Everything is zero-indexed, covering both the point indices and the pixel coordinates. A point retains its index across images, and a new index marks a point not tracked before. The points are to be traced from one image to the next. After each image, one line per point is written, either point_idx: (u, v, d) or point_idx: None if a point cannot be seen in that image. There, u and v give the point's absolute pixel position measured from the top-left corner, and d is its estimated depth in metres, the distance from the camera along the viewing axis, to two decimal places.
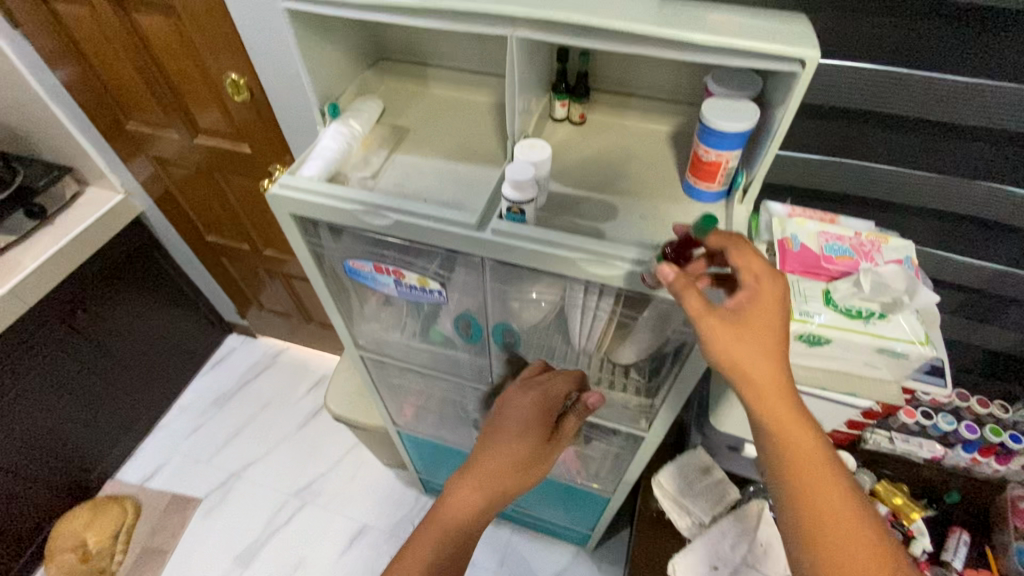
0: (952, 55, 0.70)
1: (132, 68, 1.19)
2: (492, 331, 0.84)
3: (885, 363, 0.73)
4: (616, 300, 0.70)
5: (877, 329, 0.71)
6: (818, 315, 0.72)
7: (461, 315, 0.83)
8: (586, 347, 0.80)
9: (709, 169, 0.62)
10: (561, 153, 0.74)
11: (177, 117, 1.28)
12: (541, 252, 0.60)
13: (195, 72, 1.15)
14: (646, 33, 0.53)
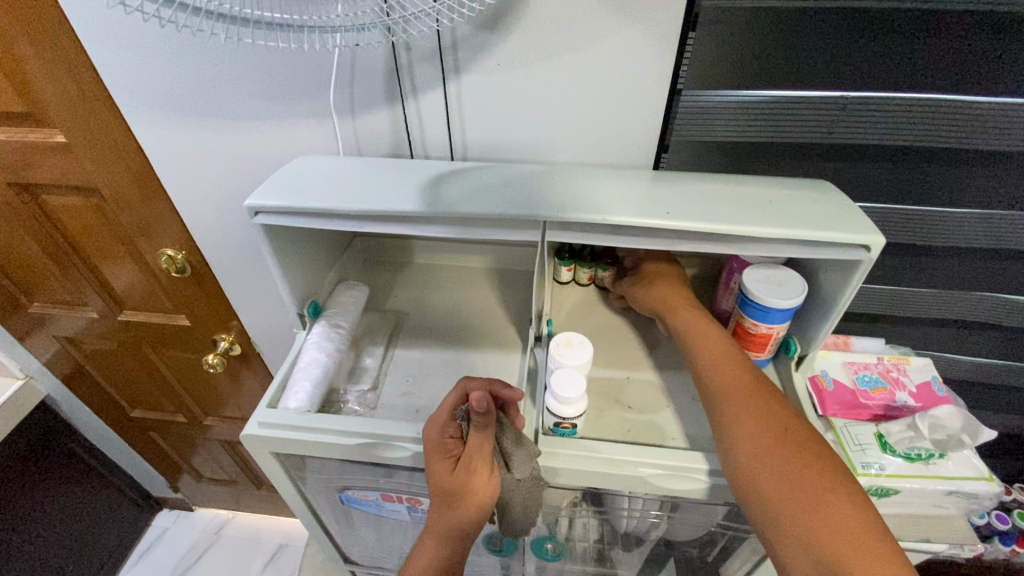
0: (953, 191, 0.70)
1: (36, 251, 0.95)
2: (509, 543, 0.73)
3: (953, 502, 0.69)
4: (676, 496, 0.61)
5: (942, 470, 0.67)
6: (880, 464, 0.67)
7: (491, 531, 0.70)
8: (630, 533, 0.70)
9: (759, 341, 0.58)
10: (580, 325, 0.67)
11: (95, 294, 1.04)
12: (605, 473, 0.51)
13: (122, 250, 0.95)
14: (687, 229, 0.49)
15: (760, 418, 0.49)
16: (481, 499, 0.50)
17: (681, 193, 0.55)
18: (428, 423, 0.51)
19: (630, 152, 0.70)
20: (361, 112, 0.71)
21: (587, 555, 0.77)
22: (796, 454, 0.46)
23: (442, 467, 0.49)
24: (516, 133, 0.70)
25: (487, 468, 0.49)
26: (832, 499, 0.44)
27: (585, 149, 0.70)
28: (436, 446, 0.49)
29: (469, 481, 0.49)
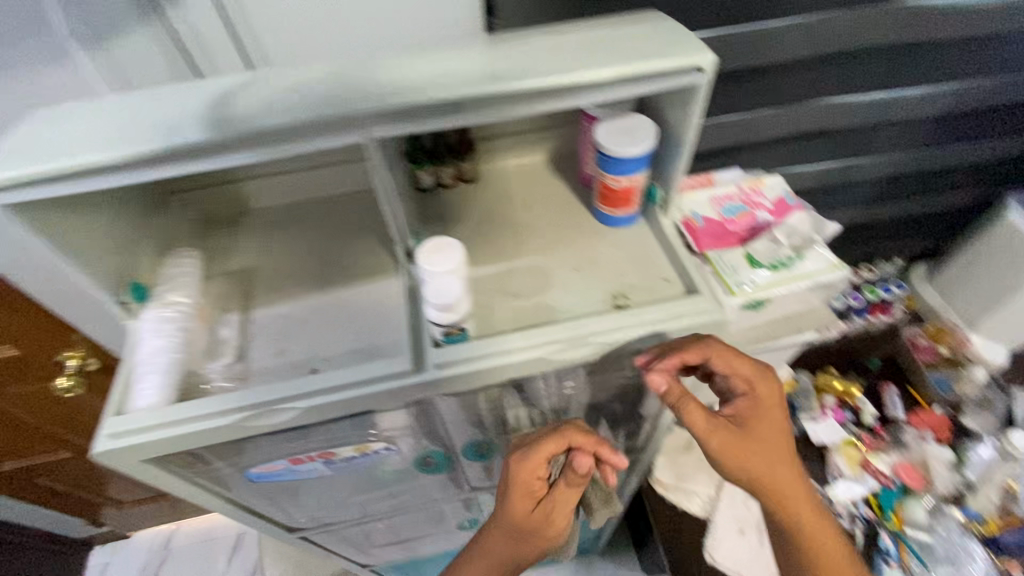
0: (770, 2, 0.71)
1: None
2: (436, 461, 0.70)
3: (815, 296, 0.77)
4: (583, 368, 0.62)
5: (803, 270, 0.74)
6: (751, 280, 0.73)
7: (423, 454, 0.68)
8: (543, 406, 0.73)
9: (624, 195, 0.57)
10: (453, 228, 0.63)
11: None
12: (503, 366, 0.50)
13: None
14: (521, 91, 0.45)
15: (791, 487, 0.56)
16: (549, 532, 0.58)
17: (512, 53, 0.50)
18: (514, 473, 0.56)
19: (457, 26, 0.62)
20: (114, 39, 0.56)
21: None
22: (814, 512, 0.57)
23: (522, 504, 0.56)
24: (320, 27, 0.60)
25: (561, 506, 0.58)
26: (838, 546, 0.58)
27: (404, 30, 0.61)
28: (525, 488, 0.55)
29: (542, 513, 0.57)
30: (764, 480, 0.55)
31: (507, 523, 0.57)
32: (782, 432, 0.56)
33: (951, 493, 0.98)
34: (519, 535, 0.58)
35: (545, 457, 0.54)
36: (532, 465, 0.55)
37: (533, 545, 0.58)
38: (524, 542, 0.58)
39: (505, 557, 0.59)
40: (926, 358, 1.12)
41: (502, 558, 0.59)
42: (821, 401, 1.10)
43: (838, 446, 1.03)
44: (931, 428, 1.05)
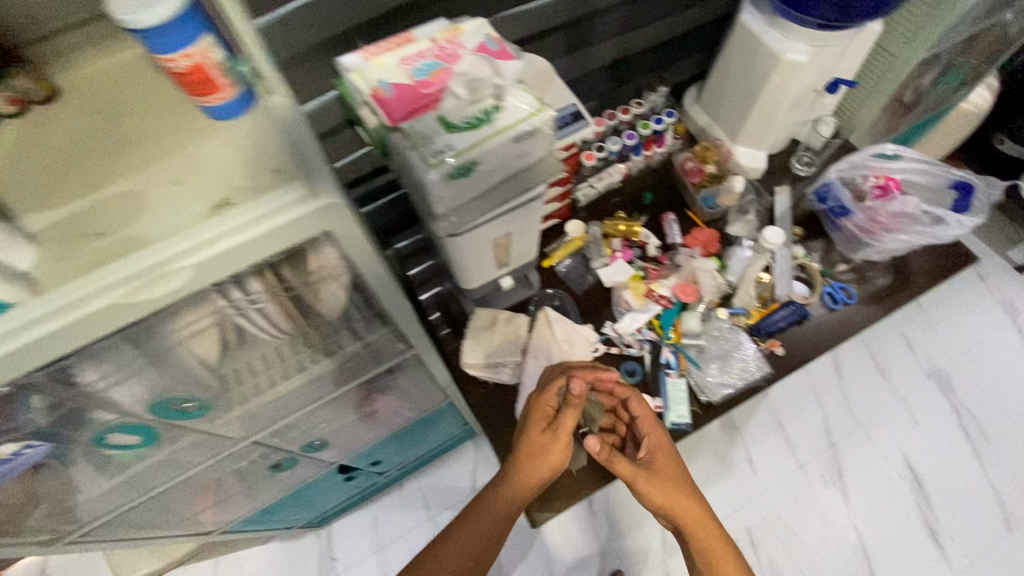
0: None
1: None
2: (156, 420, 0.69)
3: (528, 147, 0.73)
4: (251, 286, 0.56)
5: (500, 123, 0.69)
6: (448, 146, 0.67)
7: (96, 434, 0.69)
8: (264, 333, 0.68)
9: (199, 79, 0.47)
10: (28, 164, 0.50)
11: None
12: (71, 323, 0.42)
13: None
14: None
15: (689, 516, 0.85)
16: (554, 458, 0.84)
17: None
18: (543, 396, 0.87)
19: None
20: None
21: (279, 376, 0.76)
22: (721, 539, 0.86)
23: (539, 434, 0.85)
24: None
25: (566, 435, 0.84)
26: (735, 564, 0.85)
27: None
28: (541, 413, 0.86)
29: (549, 444, 0.84)
30: (689, 530, 0.86)
31: (526, 458, 0.84)
32: (673, 464, 0.87)
33: (719, 297, 1.07)
34: (528, 459, 0.84)
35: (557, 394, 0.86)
36: (546, 408, 0.87)
37: (539, 470, 0.84)
38: (536, 449, 0.84)
39: (516, 478, 0.84)
40: (695, 180, 1.17)
41: (506, 470, 0.86)
42: (611, 247, 1.16)
43: (626, 284, 1.11)
44: (702, 244, 1.12)
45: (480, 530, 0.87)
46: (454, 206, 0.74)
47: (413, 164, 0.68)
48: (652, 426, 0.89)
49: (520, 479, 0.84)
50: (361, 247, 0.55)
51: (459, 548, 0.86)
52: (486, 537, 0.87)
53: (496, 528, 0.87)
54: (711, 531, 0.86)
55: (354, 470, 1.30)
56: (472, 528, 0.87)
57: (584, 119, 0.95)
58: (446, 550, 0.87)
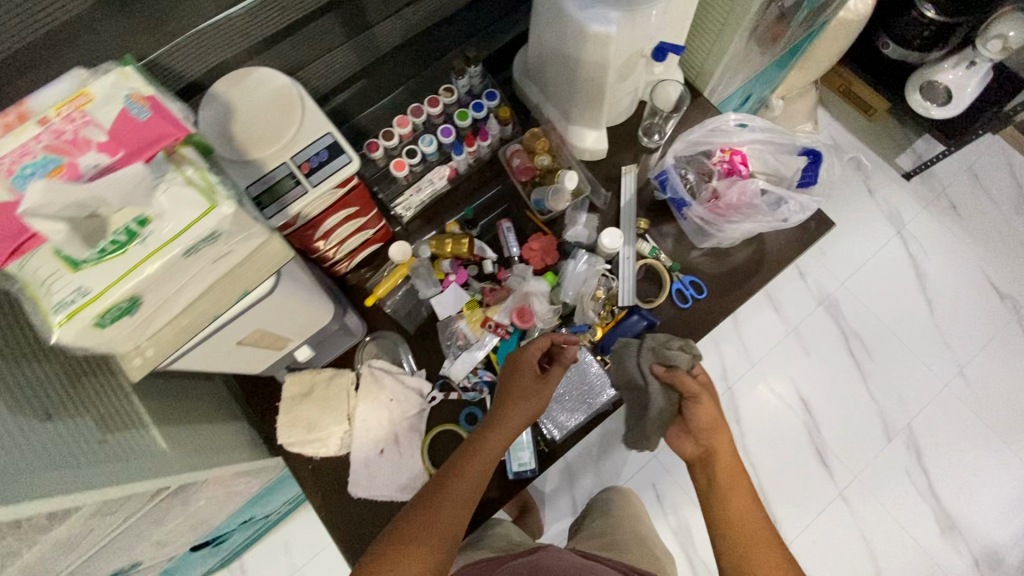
0: None
1: None
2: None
3: (218, 252, 0.56)
4: None
5: (154, 241, 0.51)
6: (77, 293, 0.49)
7: None
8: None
9: None
10: None
11: None
12: None
13: None
14: None
15: (724, 461, 0.86)
16: (537, 403, 0.84)
17: None
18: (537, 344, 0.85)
19: None
20: None
21: None
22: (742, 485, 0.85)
23: (528, 375, 0.84)
24: None
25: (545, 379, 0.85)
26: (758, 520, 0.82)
27: None
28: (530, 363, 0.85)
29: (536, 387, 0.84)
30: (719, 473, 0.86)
31: (518, 398, 0.83)
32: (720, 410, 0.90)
33: (558, 317, 0.96)
34: (518, 401, 0.82)
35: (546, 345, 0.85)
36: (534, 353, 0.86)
37: (526, 410, 0.82)
38: (518, 395, 0.83)
39: (505, 422, 0.81)
40: (526, 177, 1.00)
41: (504, 414, 0.82)
42: (441, 270, 1.00)
43: (460, 314, 0.98)
44: (541, 254, 0.98)
45: (475, 472, 0.78)
46: (143, 339, 0.57)
47: (41, 320, 0.50)
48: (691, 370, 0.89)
49: (506, 425, 0.81)
50: None
51: (456, 493, 0.76)
52: (476, 477, 0.78)
53: (481, 468, 0.79)
54: (740, 483, 0.85)
55: (221, 536, 1.21)
56: (465, 468, 0.78)
57: (344, 153, 0.75)
58: (437, 498, 0.75)
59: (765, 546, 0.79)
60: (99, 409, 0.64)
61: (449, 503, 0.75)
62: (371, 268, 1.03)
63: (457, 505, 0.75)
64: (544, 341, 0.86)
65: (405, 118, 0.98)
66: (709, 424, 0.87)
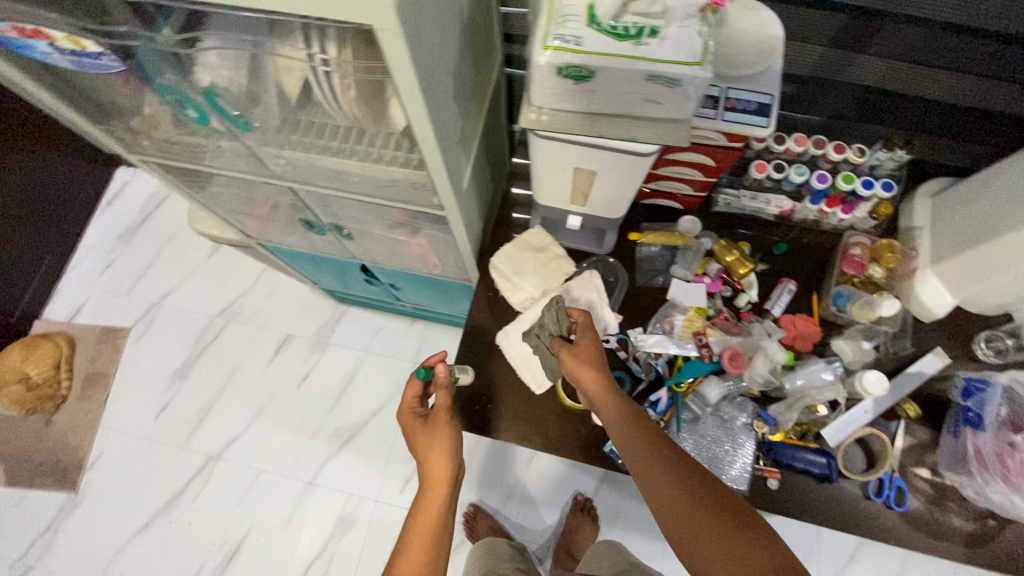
0: None
1: None
2: (207, 104, 0.74)
3: (664, 96, 0.62)
4: (338, 48, 0.61)
5: (646, 51, 0.59)
6: (576, 39, 0.59)
7: (166, 89, 0.73)
8: (326, 101, 0.70)
9: None
10: None
11: None
12: None
13: None
14: None
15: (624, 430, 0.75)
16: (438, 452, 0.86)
17: None
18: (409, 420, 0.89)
19: None
20: None
21: (318, 151, 0.78)
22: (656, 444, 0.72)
23: (414, 424, 0.89)
24: None
25: (446, 422, 0.88)
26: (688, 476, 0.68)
27: None
28: (410, 422, 0.89)
29: (436, 430, 0.87)
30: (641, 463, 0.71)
31: (434, 462, 0.84)
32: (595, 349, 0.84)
33: (759, 391, 0.91)
34: (443, 433, 0.87)
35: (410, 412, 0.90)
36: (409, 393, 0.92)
37: (452, 462, 0.84)
38: (435, 445, 0.85)
39: (442, 471, 0.84)
40: (847, 270, 0.95)
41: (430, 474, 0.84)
42: (703, 267, 1.01)
43: (686, 309, 0.97)
44: (794, 334, 0.93)
45: (423, 538, 0.78)
46: (553, 107, 0.67)
47: (534, 37, 0.61)
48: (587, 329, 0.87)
49: (442, 476, 0.83)
50: (408, 80, 0.53)
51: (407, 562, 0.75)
52: (424, 549, 0.77)
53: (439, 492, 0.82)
54: (654, 462, 0.70)
55: (374, 278, 1.42)
56: (406, 545, 0.78)
57: (766, 118, 0.77)
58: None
59: (709, 519, 0.63)
60: (465, 124, 0.78)
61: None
62: (655, 219, 1.06)
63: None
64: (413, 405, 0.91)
65: (803, 139, 0.95)
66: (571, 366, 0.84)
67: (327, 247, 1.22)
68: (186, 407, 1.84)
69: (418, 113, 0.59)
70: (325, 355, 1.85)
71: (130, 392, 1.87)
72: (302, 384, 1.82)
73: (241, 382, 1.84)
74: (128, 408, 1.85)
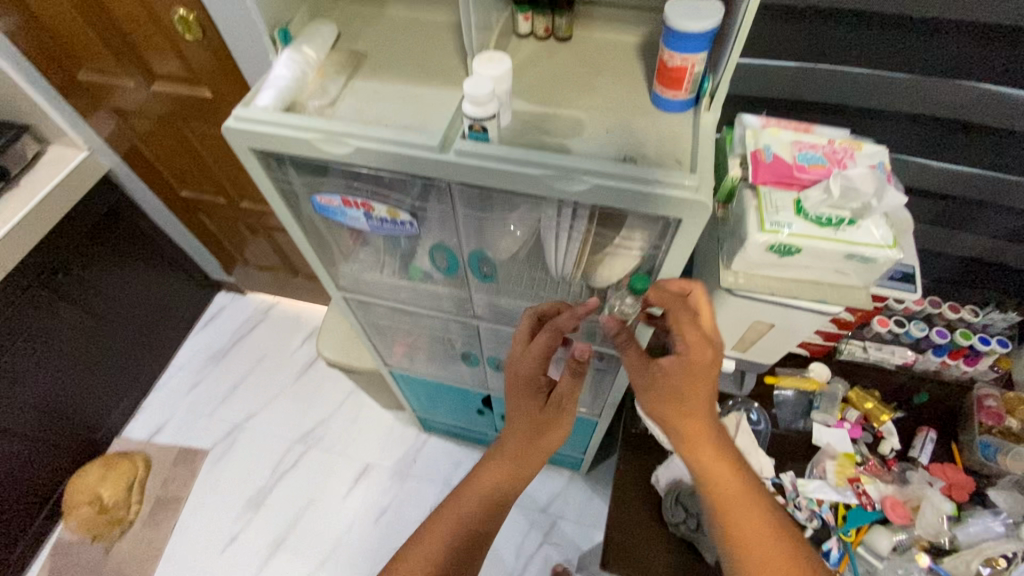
0: None
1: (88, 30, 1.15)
2: (469, 262, 0.83)
3: (854, 269, 0.74)
4: (588, 221, 0.70)
5: (847, 236, 0.72)
6: (789, 224, 0.73)
7: (437, 247, 0.82)
8: (564, 268, 0.79)
9: (675, 76, 0.61)
10: (524, 71, 0.71)
11: (131, 65, 1.23)
12: (494, 170, 0.60)
13: (157, 33, 1.13)
14: None
15: (698, 425, 0.65)
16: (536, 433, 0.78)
17: None
18: (519, 372, 0.74)
19: None
20: None
21: (526, 298, 0.90)
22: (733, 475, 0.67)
23: (525, 396, 0.76)
24: None
25: (555, 417, 0.78)
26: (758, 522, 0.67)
27: None
28: (519, 383, 0.75)
29: (547, 423, 0.78)
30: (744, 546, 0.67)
31: (522, 429, 0.78)
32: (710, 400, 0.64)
33: (930, 543, 0.92)
34: (542, 416, 0.77)
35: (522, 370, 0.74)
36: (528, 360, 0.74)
37: (537, 446, 0.80)
38: (525, 423, 0.78)
39: (524, 450, 0.79)
40: (987, 420, 1.00)
41: (517, 447, 0.79)
42: (842, 412, 1.07)
43: (834, 455, 1.00)
44: (949, 483, 0.97)
45: (479, 502, 0.79)
46: (751, 271, 0.79)
47: (748, 221, 0.75)
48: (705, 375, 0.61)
49: (525, 455, 0.79)
50: (680, 251, 0.66)
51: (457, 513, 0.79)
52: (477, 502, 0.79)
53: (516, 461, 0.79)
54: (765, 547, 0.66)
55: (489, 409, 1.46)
56: (468, 485, 0.81)
57: (913, 285, 0.89)
58: (434, 518, 0.80)
59: None
60: None
61: (441, 524, 0.78)
62: (784, 365, 1.15)
63: (451, 525, 0.78)
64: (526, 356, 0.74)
65: (920, 300, 1.09)
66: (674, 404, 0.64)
67: (463, 378, 1.29)
68: (256, 540, 1.75)
69: (668, 273, 0.72)
70: (406, 487, 1.81)
71: (199, 520, 1.80)
72: (380, 518, 1.76)
73: (317, 514, 1.78)
74: (195, 539, 1.76)
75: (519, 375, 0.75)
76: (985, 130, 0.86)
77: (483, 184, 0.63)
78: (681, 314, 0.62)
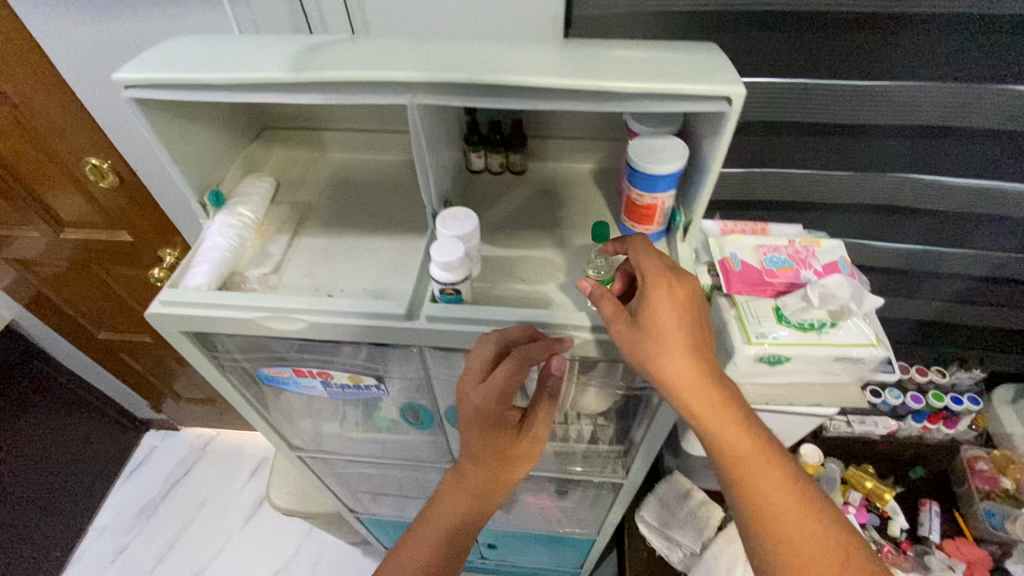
0: (838, 74, 0.73)
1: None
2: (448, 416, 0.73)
3: (845, 369, 0.72)
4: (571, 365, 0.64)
5: (832, 338, 0.70)
6: (773, 333, 0.71)
7: (408, 403, 0.74)
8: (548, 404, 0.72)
9: (646, 212, 0.59)
10: (484, 210, 0.68)
11: (32, 212, 1.06)
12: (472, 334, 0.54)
13: (65, 180, 0.99)
14: (541, 84, 0.47)
15: (698, 382, 0.49)
16: (506, 462, 0.61)
17: (562, 57, 0.54)
18: (472, 408, 0.54)
19: (533, 25, 0.67)
20: None
21: None
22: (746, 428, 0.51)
23: (487, 428, 0.56)
24: (414, 27, 0.69)
25: (527, 446, 0.60)
26: (787, 485, 0.51)
27: (478, 28, 0.68)
28: (482, 417, 0.54)
29: (519, 450, 0.60)
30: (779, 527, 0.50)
31: (488, 455, 0.60)
32: (697, 334, 0.49)
33: None
34: (515, 445, 0.60)
35: (479, 402, 0.53)
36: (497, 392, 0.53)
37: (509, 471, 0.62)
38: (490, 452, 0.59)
39: (493, 476, 0.61)
40: (982, 485, 1.01)
41: (483, 471, 0.61)
42: (845, 495, 1.02)
43: None
44: (967, 561, 0.95)
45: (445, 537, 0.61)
46: (741, 381, 0.76)
47: (732, 334, 0.72)
48: (682, 320, 0.49)
49: (496, 480, 0.62)
50: None
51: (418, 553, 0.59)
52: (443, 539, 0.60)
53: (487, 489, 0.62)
54: (809, 531, 0.49)
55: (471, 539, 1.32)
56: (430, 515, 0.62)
57: None
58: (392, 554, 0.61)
59: None
60: None
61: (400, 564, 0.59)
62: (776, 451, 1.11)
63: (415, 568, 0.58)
64: (480, 385, 0.52)
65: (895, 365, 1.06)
66: (655, 334, 0.49)
67: None
68: None
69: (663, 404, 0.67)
70: None
71: None
72: None
73: None
74: None
75: (475, 408, 0.53)
76: (915, 213, 0.91)
77: (458, 346, 0.57)
78: (639, 250, 0.52)
